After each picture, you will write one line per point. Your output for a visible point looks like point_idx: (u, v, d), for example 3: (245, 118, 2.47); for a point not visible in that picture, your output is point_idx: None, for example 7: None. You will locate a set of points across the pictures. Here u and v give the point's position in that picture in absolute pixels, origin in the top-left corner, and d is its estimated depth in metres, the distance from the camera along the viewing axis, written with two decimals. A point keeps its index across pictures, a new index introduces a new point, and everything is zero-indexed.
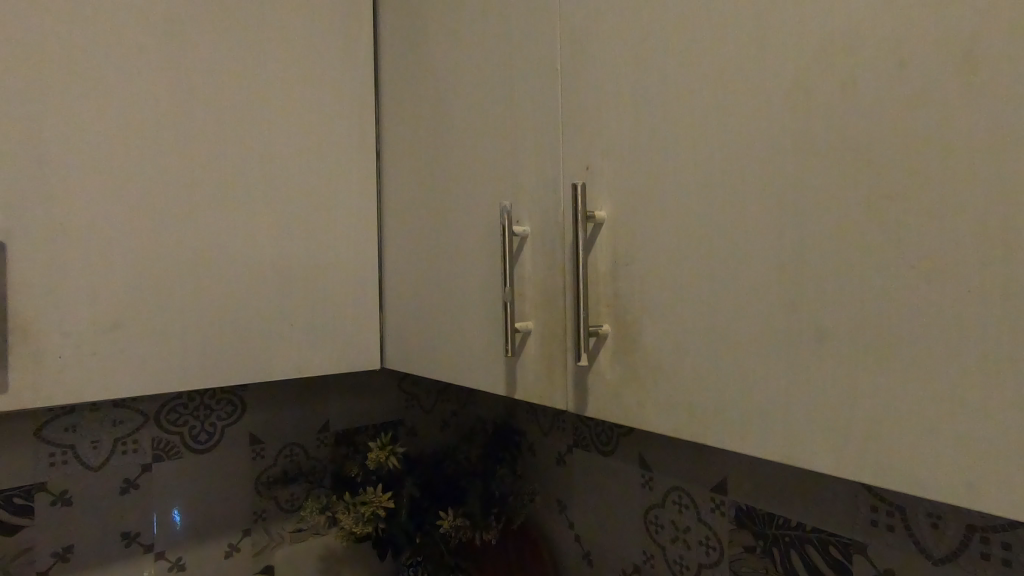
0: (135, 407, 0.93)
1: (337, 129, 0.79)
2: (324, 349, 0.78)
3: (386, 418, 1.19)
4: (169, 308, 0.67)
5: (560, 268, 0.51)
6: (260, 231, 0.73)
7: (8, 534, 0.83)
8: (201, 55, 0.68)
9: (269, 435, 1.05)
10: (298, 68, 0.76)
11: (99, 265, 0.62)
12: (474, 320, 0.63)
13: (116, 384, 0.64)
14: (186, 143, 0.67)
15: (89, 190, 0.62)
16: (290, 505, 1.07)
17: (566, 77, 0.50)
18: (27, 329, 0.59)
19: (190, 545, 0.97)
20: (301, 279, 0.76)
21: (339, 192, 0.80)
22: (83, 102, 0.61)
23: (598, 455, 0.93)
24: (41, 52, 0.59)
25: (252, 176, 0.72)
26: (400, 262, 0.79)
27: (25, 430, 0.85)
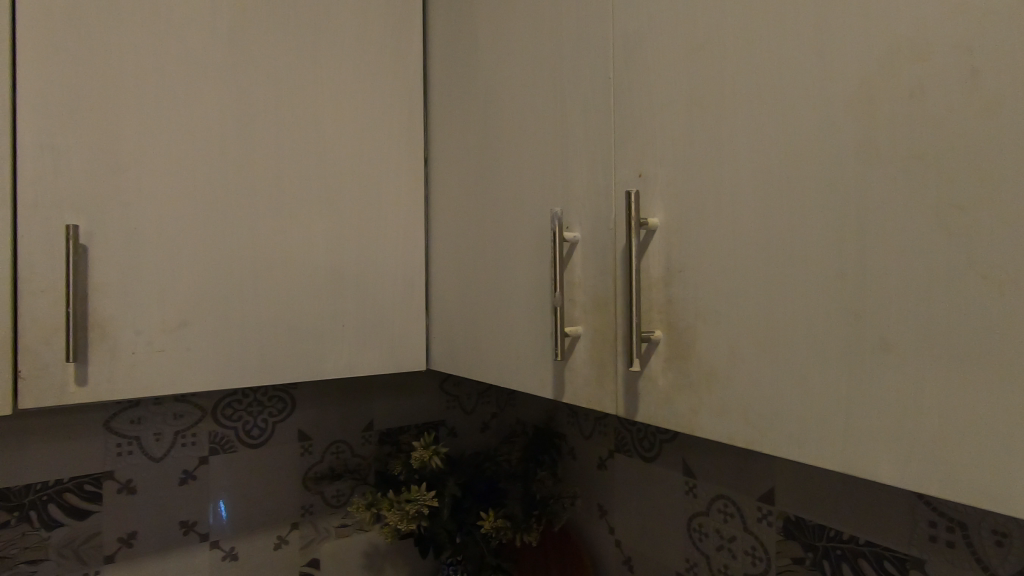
0: (194, 402, 0.97)
1: (388, 136, 0.82)
2: (373, 350, 0.80)
3: (428, 418, 1.21)
4: (231, 308, 0.70)
5: (610, 274, 0.51)
6: (315, 234, 0.76)
7: (79, 518, 0.88)
8: (264, 67, 0.72)
9: (317, 432, 1.09)
10: (352, 78, 0.78)
11: (169, 267, 0.66)
12: (522, 323, 0.64)
13: (182, 379, 0.67)
14: (249, 150, 0.71)
15: (161, 195, 0.66)
16: (336, 501, 1.10)
17: (619, 84, 0.51)
18: (104, 325, 0.63)
19: (242, 535, 1.01)
20: (353, 281, 0.79)
21: (389, 198, 0.82)
22: (157, 112, 0.65)
23: (640, 460, 0.92)
24: (122, 69, 0.63)
25: (308, 181, 0.75)
26: (448, 266, 0.81)
27: (95, 421, 0.90)
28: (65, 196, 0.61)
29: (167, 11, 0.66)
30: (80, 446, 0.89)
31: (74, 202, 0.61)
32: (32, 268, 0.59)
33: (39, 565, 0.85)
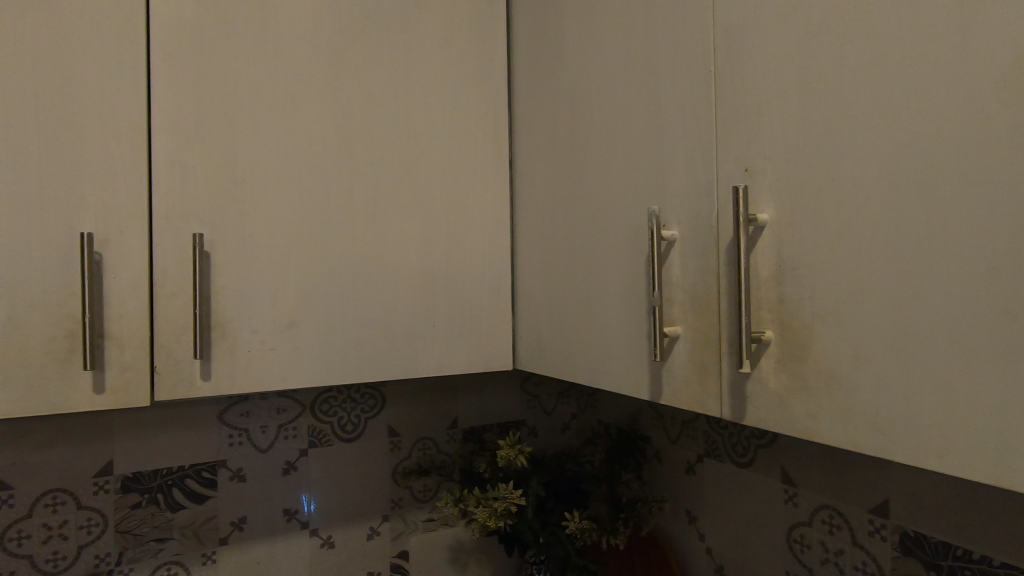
0: (295, 397, 1.04)
1: (475, 141, 0.83)
2: (462, 350, 0.82)
3: (509, 418, 1.23)
4: (333, 310, 0.74)
5: (714, 273, 0.50)
6: (408, 237, 0.78)
7: (197, 502, 0.96)
8: (360, 80, 0.75)
9: (405, 429, 1.13)
10: (441, 86, 0.81)
11: (278, 272, 0.71)
12: (615, 323, 0.64)
13: (291, 376, 0.72)
14: (347, 159, 0.75)
15: (271, 204, 0.70)
16: (423, 496, 1.14)
17: (722, 77, 0.49)
18: (226, 326, 0.68)
19: (338, 525, 1.06)
20: (444, 282, 0.81)
21: (477, 201, 0.84)
22: (267, 127, 0.70)
23: (733, 465, 0.89)
24: (237, 89, 0.69)
25: (401, 187, 0.78)
26: (535, 267, 0.82)
27: (210, 413, 0.98)
28: (191, 208, 0.66)
29: (275, 33, 0.71)
30: (197, 437, 0.97)
31: (199, 213, 0.67)
32: (165, 274, 0.65)
33: (165, 544, 0.94)
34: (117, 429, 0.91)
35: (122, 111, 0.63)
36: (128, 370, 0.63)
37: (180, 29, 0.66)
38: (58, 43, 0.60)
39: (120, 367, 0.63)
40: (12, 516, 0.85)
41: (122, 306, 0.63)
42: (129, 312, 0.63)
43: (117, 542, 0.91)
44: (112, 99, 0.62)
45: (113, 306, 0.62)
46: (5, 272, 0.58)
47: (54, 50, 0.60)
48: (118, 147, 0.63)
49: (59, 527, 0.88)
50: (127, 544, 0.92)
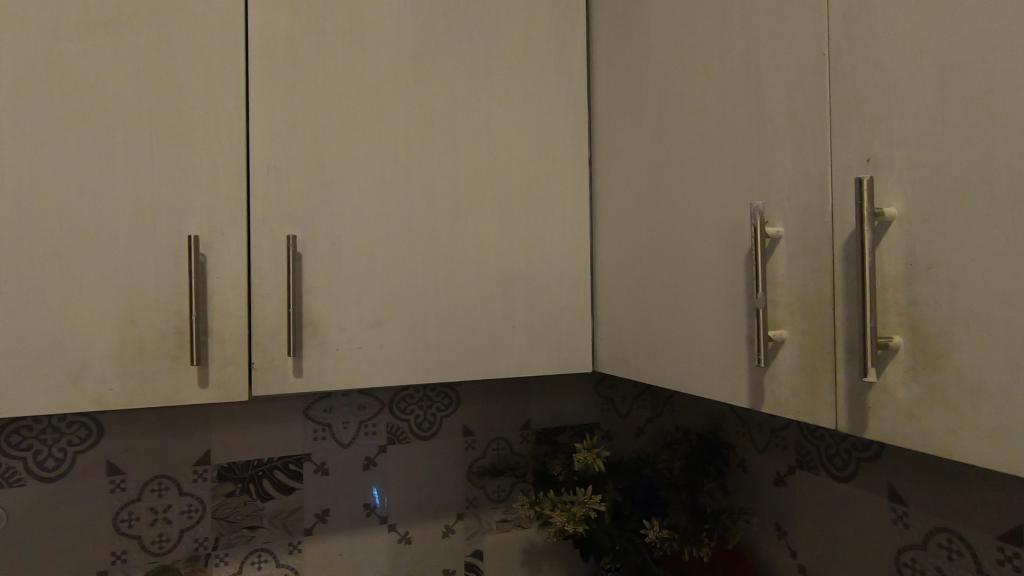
0: (374, 395, 1.07)
1: (555, 138, 0.82)
2: (542, 351, 0.81)
3: (583, 421, 1.20)
4: (417, 309, 0.75)
5: (828, 272, 0.46)
6: (488, 237, 0.78)
7: (285, 493, 1.00)
8: (443, 81, 0.76)
9: (479, 428, 1.13)
10: (521, 83, 0.80)
11: (365, 272, 0.73)
12: (709, 325, 0.60)
13: (376, 374, 0.73)
14: (430, 160, 0.75)
15: (359, 206, 0.72)
16: (497, 496, 1.14)
17: (838, 61, 0.45)
18: (317, 325, 0.70)
19: (415, 521, 1.08)
20: (523, 282, 0.80)
21: (557, 200, 0.82)
22: (355, 131, 0.72)
23: (830, 479, 0.83)
24: (327, 94, 0.71)
25: (481, 187, 0.78)
26: (617, 267, 0.79)
27: (297, 409, 1.02)
28: (285, 211, 0.69)
29: (362, 39, 0.72)
30: (285, 430, 1.01)
31: (292, 216, 0.69)
32: (262, 274, 0.68)
33: (256, 532, 0.98)
34: (214, 421, 0.97)
35: (223, 120, 0.66)
36: (229, 366, 0.66)
37: (275, 38, 0.68)
38: (169, 57, 0.64)
39: (222, 363, 0.66)
40: (123, 498, 0.92)
41: (224, 305, 0.66)
42: (230, 311, 0.66)
43: (213, 528, 0.96)
44: (215, 108, 0.66)
45: (216, 305, 0.66)
46: (123, 273, 0.63)
47: (165, 65, 0.64)
48: (221, 154, 0.66)
49: (163, 511, 0.94)
50: (223, 530, 0.97)
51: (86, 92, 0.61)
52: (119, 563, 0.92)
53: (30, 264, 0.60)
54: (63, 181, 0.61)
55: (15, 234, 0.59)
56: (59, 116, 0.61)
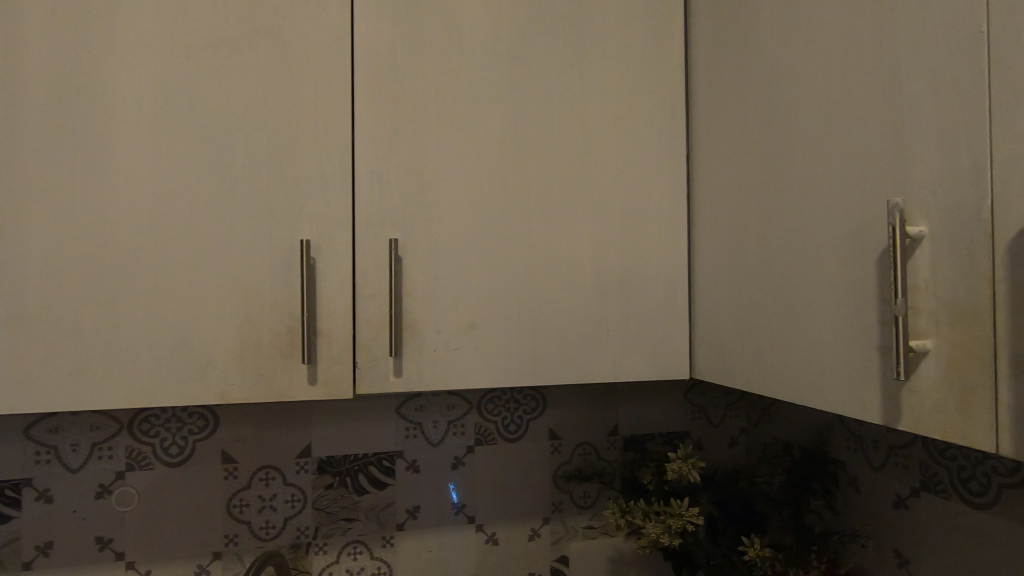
0: (463, 396, 1.08)
1: (651, 136, 0.79)
2: (637, 356, 0.79)
3: (672, 429, 1.16)
4: (512, 311, 0.75)
5: (986, 277, 0.41)
6: (583, 239, 0.77)
7: (379, 489, 1.04)
8: (538, 83, 0.75)
9: (565, 433, 1.12)
10: (617, 81, 0.78)
11: (461, 274, 0.73)
12: (832, 333, 0.56)
13: (472, 376, 0.74)
14: (524, 162, 0.75)
15: (454, 209, 0.73)
16: (583, 502, 1.12)
17: (998, 40, 0.40)
18: (416, 326, 0.72)
19: (502, 523, 1.08)
20: (617, 284, 0.78)
21: (653, 200, 0.80)
22: (453, 135, 0.73)
23: (963, 505, 0.75)
24: (427, 101, 0.72)
25: (576, 188, 0.77)
26: (719, 269, 0.76)
27: (390, 406, 1.05)
28: (387, 216, 0.71)
29: (460, 44, 0.73)
30: (379, 427, 1.04)
31: (394, 220, 0.71)
32: (366, 277, 0.70)
33: (352, 524, 1.02)
34: (314, 416, 1.02)
35: (332, 129, 0.69)
36: (335, 365, 0.69)
37: (379, 49, 0.71)
38: (283, 71, 0.68)
39: (329, 362, 0.69)
40: (236, 486, 0.99)
41: (331, 306, 0.69)
42: (337, 311, 0.69)
43: (314, 518, 1.01)
44: (324, 119, 0.69)
45: (324, 306, 0.69)
46: (242, 276, 0.67)
47: (280, 79, 0.68)
48: (329, 162, 0.69)
49: (270, 499, 1.00)
50: (322, 521, 1.01)
51: (211, 108, 0.66)
52: (231, 546, 0.98)
53: (163, 268, 0.65)
54: (191, 191, 0.66)
55: (152, 241, 0.65)
56: (189, 130, 0.66)
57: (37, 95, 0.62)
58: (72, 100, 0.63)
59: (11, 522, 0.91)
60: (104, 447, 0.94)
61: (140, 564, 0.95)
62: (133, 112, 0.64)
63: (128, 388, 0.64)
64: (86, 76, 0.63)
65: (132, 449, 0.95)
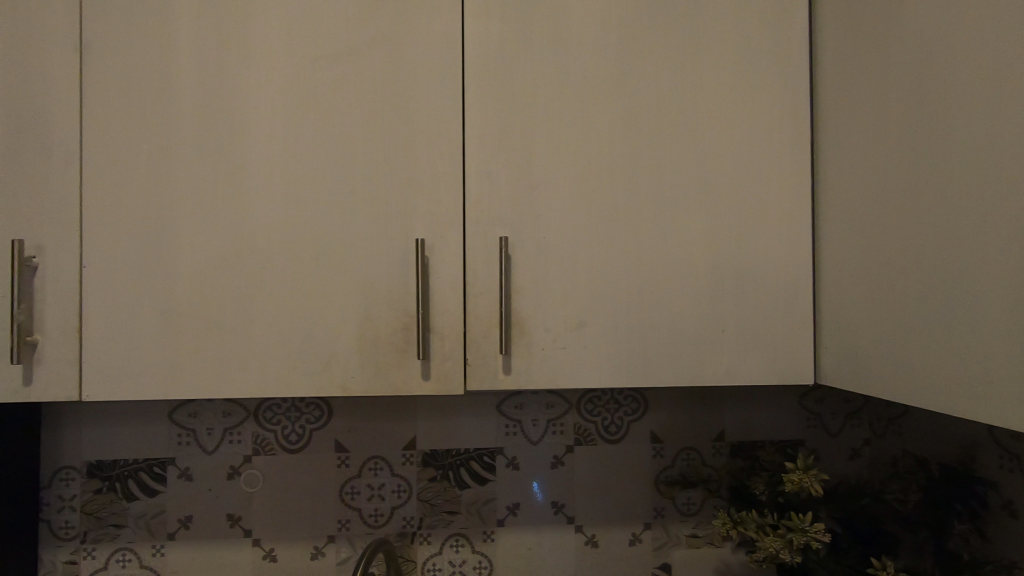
0: (563, 395, 1.07)
1: (772, 124, 0.74)
2: (755, 359, 0.74)
3: (784, 436, 1.09)
4: (622, 310, 0.73)
5: None
6: (697, 235, 0.73)
7: (480, 483, 1.05)
8: (651, 74, 0.73)
9: (668, 436, 1.08)
10: (734, 68, 0.74)
11: (571, 272, 0.72)
12: (1000, 337, 0.49)
13: (581, 375, 0.73)
14: (634, 156, 0.73)
15: (564, 205, 0.72)
16: (687, 509, 1.07)
17: None
18: (526, 324, 0.72)
19: (602, 525, 1.06)
20: (735, 281, 0.74)
21: (774, 193, 0.74)
22: (562, 131, 0.72)
23: None
24: (538, 98, 0.72)
25: (689, 182, 0.73)
26: (854, 266, 0.69)
27: (491, 403, 1.06)
28: (498, 214, 0.71)
29: (570, 39, 0.72)
30: (481, 423, 1.06)
31: (504, 219, 0.71)
32: (477, 275, 0.71)
33: (454, 517, 1.05)
34: (419, 410, 1.05)
35: (445, 130, 0.71)
36: (448, 361, 0.71)
37: (490, 49, 0.71)
38: (399, 76, 0.70)
39: (442, 358, 0.71)
40: (348, 474, 1.04)
41: (444, 304, 0.71)
42: (450, 309, 0.71)
43: (418, 509, 1.04)
44: (438, 120, 0.70)
45: (438, 303, 0.71)
46: (362, 273, 0.70)
47: (397, 84, 0.70)
48: (442, 162, 0.71)
49: (378, 488, 1.04)
50: (426, 512, 1.04)
51: (335, 114, 0.70)
52: (344, 531, 1.03)
53: (293, 266, 0.69)
54: (317, 194, 0.70)
55: (283, 241, 0.69)
56: (315, 136, 0.70)
57: (188, 110, 0.69)
58: (217, 114, 0.69)
59: (158, 497, 1.01)
60: (234, 432, 1.03)
61: (264, 542, 1.03)
62: (267, 121, 0.69)
63: (262, 378, 0.69)
64: (227, 92, 0.69)
65: (258, 435, 1.03)
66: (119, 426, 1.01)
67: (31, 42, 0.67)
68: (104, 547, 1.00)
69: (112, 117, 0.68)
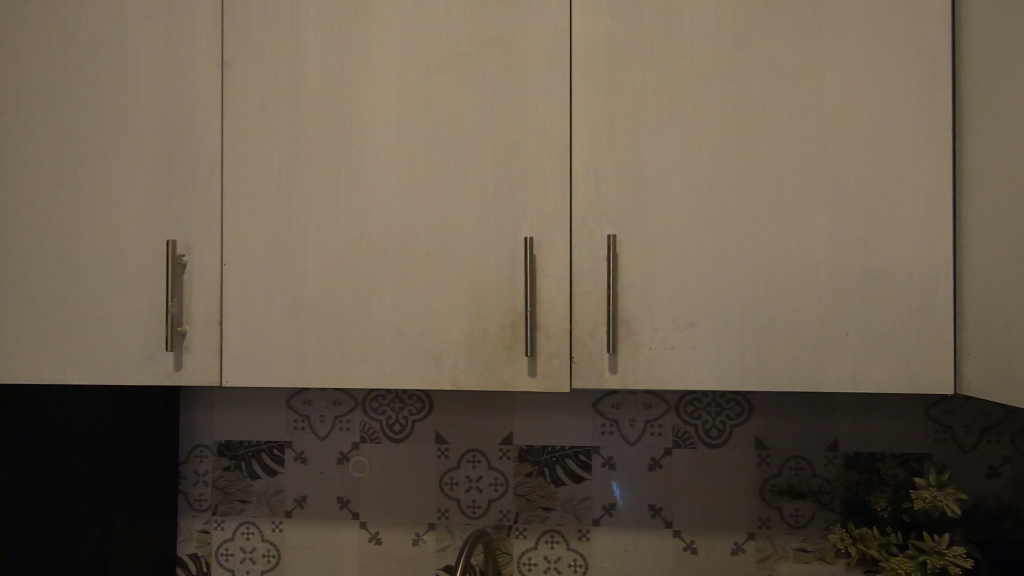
0: (661, 397, 1.05)
1: (906, 110, 0.68)
2: (885, 364, 0.69)
3: (908, 449, 1.00)
4: (734, 310, 0.70)
5: None
6: (816, 230, 0.69)
7: (575, 482, 1.05)
8: (765, 62, 0.69)
9: (775, 443, 1.02)
10: (862, 51, 0.69)
11: (679, 271, 0.70)
12: None
13: (690, 376, 0.70)
14: (747, 149, 0.70)
15: (671, 202, 0.70)
16: (796, 522, 1.02)
17: None
18: (632, 323, 0.71)
19: (702, 532, 1.03)
20: (860, 280, 0.69)
21: (907, 185, 0.68)
22: (670, 125, 0.70)
23: None
24: (646, 92, 0.70)
25: (809, 175, 0.69)
26: (1005, 265, 0.63)
27: (586, 401, 1.06)
28: (605, 212, 0.71)
29: (679, 31, 0.70)
30: (576, 421, 1.06)
31: (611, 216, 0.71)
32: (583, 273, 0.71)
33: (550, 513, 1.05)
34: (515, 406, 1.07)
35: (552, 128, 0.71)
36: (554, 359, 0.71)
37: (597, 46, 0.71)
38: (507, 76, 0.71)
39: (548, 355, 0.71)
40: (447, 465, 1.07)
41: (551, 301, 0.71)
42: (556, 307, 0.71)
43: (515, 503, 1.06)
44: (545, 118, 0.71)
45: (544, 301, 0.71)
46: (470, 271, 0.72)
47: (505, 84, 0.71)
48: (549, 160, 0.71)
49: (476, 481, 1.07)
50: (522, 506, 1.06)
51: (445, 117, 0.72)
52: (443, 519, 1.07)
53: (406, 264, 0.73)
54: (428, 194, 0.72)
55: (397, 240, 0.73)
56: (427, 139, 0.72)
57: (313, 119, 0.73)
58: (337, 121, 0.73)
59: (277, 477, 1.09)
60: (343, 420, 1.09)
61: (370, 525, 1.08)
62: (382, 126, 0.73)
63: (377, 370, 0.73)
64: (346, 99, 0.73)
65: (364, 424, 1.09)
66: (244, 410, 1.10)
67: (183, 62, 0.75)
68: (231, 520, 1.10)
69: (247, 127, 0.74)
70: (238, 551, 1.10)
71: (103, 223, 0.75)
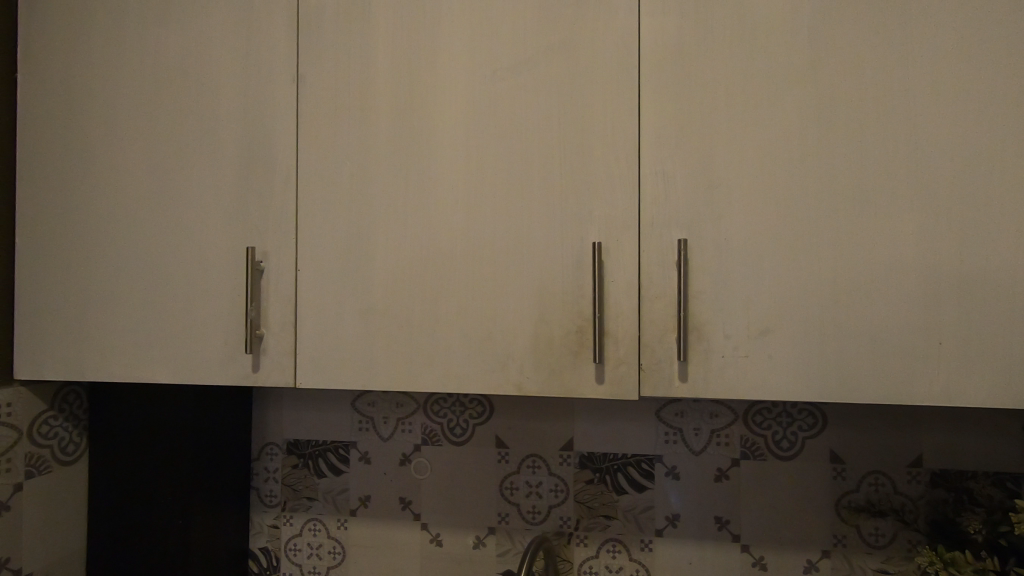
0: (728, 405, 1.01)
1: (1008, 103, 0.63)
2: (983, 377, 0.64)
3: (1003, 468, 0.93)
4: (814, 318, 0.67)
5: None
6: (905, 234, 0.65)
7: (638, 490, 1.03)
8: (847, 59, 0.66)
9: (852, 457, 0.97)
10: (955, 41, 0.64)
11: (754, 276, 0.68)
12: None
13: (765, 385, 0.68)
14: (828, 149, 0.66)
15: (745, 205, 0.68)
16: (875, 541, 0.96)
17: None
18: (703, 329, 0.69)
19: (772, 547, 0.99)
20: (954, 286, 0.64)
21: (1009, 183, 0.63)
22: (744, 125, 0.68)
23: None
24: (719, 93, 0.68)
25: (895, 174, 0.65)
26: None
27: (649, 409, 1.04)
28: (675, 216, 0.69)
29: (753, 29, 0.68)
30: (638, 429, 1.04)
31: (681, 220, 0.69)
32: (652, 278, 0.70)
33: (612, 522, 1.04)
34: (576, 412, 1.06)
35: (620, 132, 0.70)
36: (622, 365, 0.70)
37: (666, 47, 0.69)
38: (574, 81, 0.71)
39: (616, 362, 0.70)
40: (508, 469, 1.08)
41: (619, 307, 0.70)
42: (624, 313, 0.70)
43: (575, 510, 1.05)
44: (612, 122, 0.70)
45: (612, 307, 0.70)
46: (537, 277, 0.72)
47: (572, 89, 0.71)
48: (617, 164, 0.70)
49: (536, 486, 1.06)
50: (583, 513, 1.05)
51: (511, 123, 0.72)
52: (503, 524, 1.07)
53: (473, 269, 0.73)
54: (495, 201, 0.73)
55: (465, 245, 0.73)
56: (494, 146, 0.73)
57: (383, 128, 0.75)
58: (405, 130, 0.75)
59: (343, 476, 1.13)
60: (406, 422, 1.11)
61: (432, 526, 1.10)
62: (450, 134, 0.74)
63: (444, 374, 0.74)
64: (415, 108, 0.74)
65: (426, 427, 1.11)
66: (312, 410, 1.14)
67: (261, 76, 0.78)
68: (300, 516, 1.14)
69: (321, 138, 0.77)
70: (306, 547, 1.13)
71: (189, 231, 0.80)
